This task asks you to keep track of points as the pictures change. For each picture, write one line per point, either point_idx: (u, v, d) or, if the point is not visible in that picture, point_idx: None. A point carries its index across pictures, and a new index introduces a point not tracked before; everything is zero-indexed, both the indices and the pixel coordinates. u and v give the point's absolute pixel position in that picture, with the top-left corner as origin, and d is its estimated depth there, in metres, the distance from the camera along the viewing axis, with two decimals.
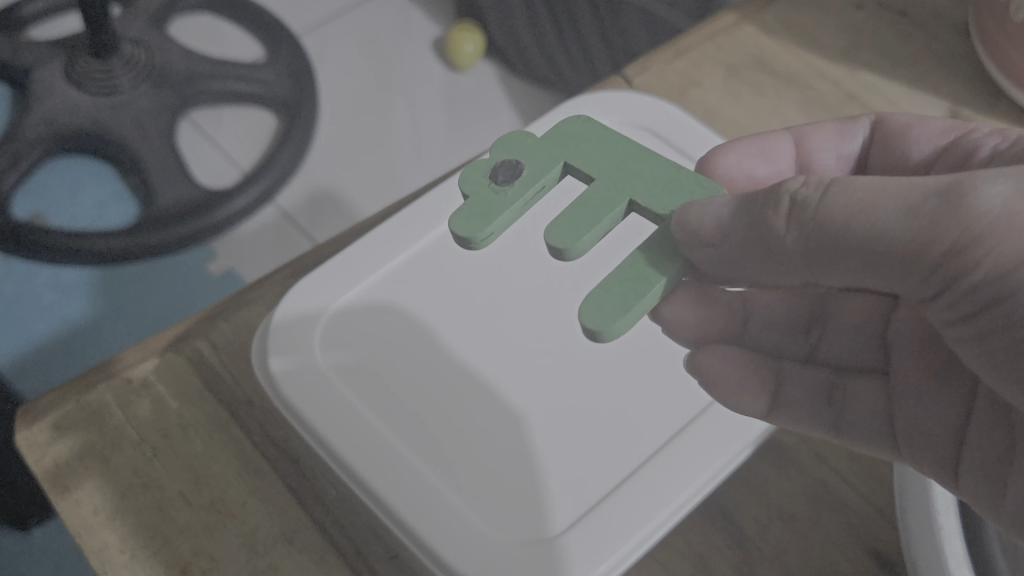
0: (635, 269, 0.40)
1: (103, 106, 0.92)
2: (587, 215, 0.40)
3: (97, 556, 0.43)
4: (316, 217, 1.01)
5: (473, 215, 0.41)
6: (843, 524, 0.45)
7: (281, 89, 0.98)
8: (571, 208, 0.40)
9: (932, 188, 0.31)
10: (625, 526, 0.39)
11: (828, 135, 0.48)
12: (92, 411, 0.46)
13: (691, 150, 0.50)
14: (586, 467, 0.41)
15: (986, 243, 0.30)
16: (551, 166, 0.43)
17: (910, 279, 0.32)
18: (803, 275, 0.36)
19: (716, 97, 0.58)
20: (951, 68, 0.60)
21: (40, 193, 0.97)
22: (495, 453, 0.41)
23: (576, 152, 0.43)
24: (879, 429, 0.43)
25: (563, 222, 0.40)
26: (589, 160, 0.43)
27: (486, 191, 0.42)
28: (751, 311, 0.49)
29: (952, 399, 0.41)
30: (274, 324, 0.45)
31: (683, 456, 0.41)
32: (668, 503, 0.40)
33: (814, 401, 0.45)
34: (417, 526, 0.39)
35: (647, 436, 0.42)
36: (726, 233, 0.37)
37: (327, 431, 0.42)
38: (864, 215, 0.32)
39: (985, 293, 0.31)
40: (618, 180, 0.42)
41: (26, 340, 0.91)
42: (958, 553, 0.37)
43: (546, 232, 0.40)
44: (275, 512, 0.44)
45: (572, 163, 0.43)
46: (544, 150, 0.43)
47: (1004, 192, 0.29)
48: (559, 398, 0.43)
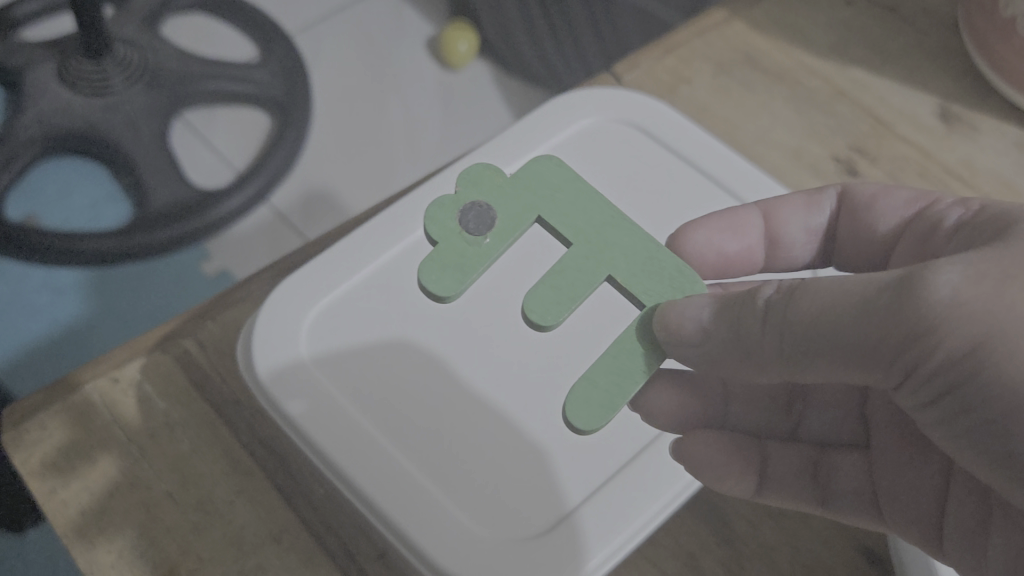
0: (618, 356, 0.43)
1: (96, 106, 0.91)
2: (566, 293, 0.44)
3: (84, 557, 0.42)
4: (311, 217, 1.01)
5: (447, 273, 0.44)
6: (832, 520, 0.45)
7: (273, 88, 0.99)
8: (549, 280, 0.44)
9: (886, 284, 0.31)
10: (618, 520, 0.40)
11: (795, 208, 0.48)
12: (79, 412, 0.46)
13: (682, 151, 0.50)
14: (576, 467, 0.41)
15: (938, 333, 0.30)
16: (523, 220, 0.46)
17: (874, 367, 0.32)
18: (779, 374, 0.36)
19: (706, 94, 0.58)
20: (941, 65, 0.60)
21: (30, 193, 0.96)
22: (485, 453, 0.41)
23: (550, 206, 0.46)
24: (862, 501, 0.43)
25: (542, 298, 0.44)
26: (563, 218, 0.46)
27: (459, 243, 0.45)
28: (730, 395, 0.48)
29: (926, 472, 0.41)
30: (261, 316, 0.43)
31: (665, 461, 0.42)
32: (645, 511, 0.40)
33: (800, 479, 0.44)
34: (410, 530, 0.39)
35: (632, 438, 0.43)
36: (704, 335, 0.39)
37: (315, 431, 0.40)
38: (827, 317, 0.33)
39: (947, 377, 0.31)
40: (597, 252, 0.45)
41: (18, 342, 0.90)
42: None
43: (529, 305, 0.44)
44: (264, 512, 0.44)
45: (546, 218, 0.46)
46: (516, 197, 0.46)
47: (953, 280, 0.30)
48: (544, 405, 0.42)
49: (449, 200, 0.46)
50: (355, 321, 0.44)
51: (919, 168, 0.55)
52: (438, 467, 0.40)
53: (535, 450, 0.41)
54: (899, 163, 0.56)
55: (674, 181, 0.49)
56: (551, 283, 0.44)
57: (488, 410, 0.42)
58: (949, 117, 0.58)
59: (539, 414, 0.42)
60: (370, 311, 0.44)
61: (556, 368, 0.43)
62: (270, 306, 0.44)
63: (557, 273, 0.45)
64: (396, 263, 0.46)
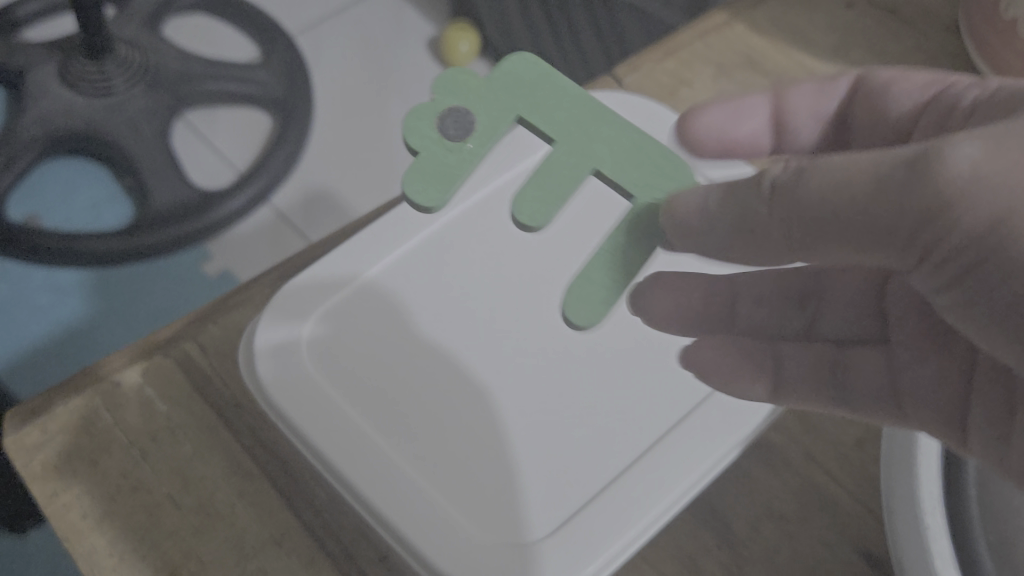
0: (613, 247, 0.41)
1: (98, 107, 0.91)
2: (556, 188, 0.41)
3: (86, 560, 0.42)
4: (310, 217, 1.00)
5: (432, 180, 0.40)
6: (834, 524, 0.43)
7: (275, 88, 0.99)
8: (536, 176, 0.41)
9: (901, 158, 0.28)
10: (625, 520, 0.38)
11: (804, 93, 0.47)
12: (80, 414, 0.46)
13: (683, 148, 0.49)
14: (585, 476, 0.40)
15: (957, 209, 0.27)
16: (504, 121, 0.41)
17: (890, 246, 0.29)
18: (791, 255, 0.33)
19: (706, 96, 0.58)
20: (941, 65, 0.60)
21: (33, 195, 0.96)
22: (491, 467, 0.40)
23: (531, 104, 0.42)
24: (882, 396, 0.40)
25: (530, 197, 0.41)
26: (546, 117, 0.42)
27: (438, 150, 0.41)
28: (738, 292, 0.46)
29: (953, 365, 0.37)
30: (267, 319, 0.43)
31: (687, 446, 0.40)
32: (668, 492, 0.39)
33: (816, 379, 0.42)
34: (404, 530, 0.37)
35: (644, 431, 0.41)
36: (710, 221, 0.35)
37: (313, 433, 0.39)
38: (851, 183, 0.29)
39: (969, 253, 0.27)
40: (583, 147, 0.42)
41: (19, 342, 0.90)
42: (932, 497, 0.35)
43: (518, 211, 0.41)
44: (263, 514, 0.44)
45: (527, 117, 0.42)
46: (496, 98, 0.41)
47: (974, 152, 0.26)
48: (556, 415, 0.41)
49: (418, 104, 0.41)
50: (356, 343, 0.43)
51: None
52: (437, 474, 0.39)
53: (544, 459, 0.40)
54: None
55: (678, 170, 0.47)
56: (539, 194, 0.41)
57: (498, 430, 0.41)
58: None
59: (553, 421, 0.41)
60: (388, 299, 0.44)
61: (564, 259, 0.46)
62: (279, 303, 0.43)
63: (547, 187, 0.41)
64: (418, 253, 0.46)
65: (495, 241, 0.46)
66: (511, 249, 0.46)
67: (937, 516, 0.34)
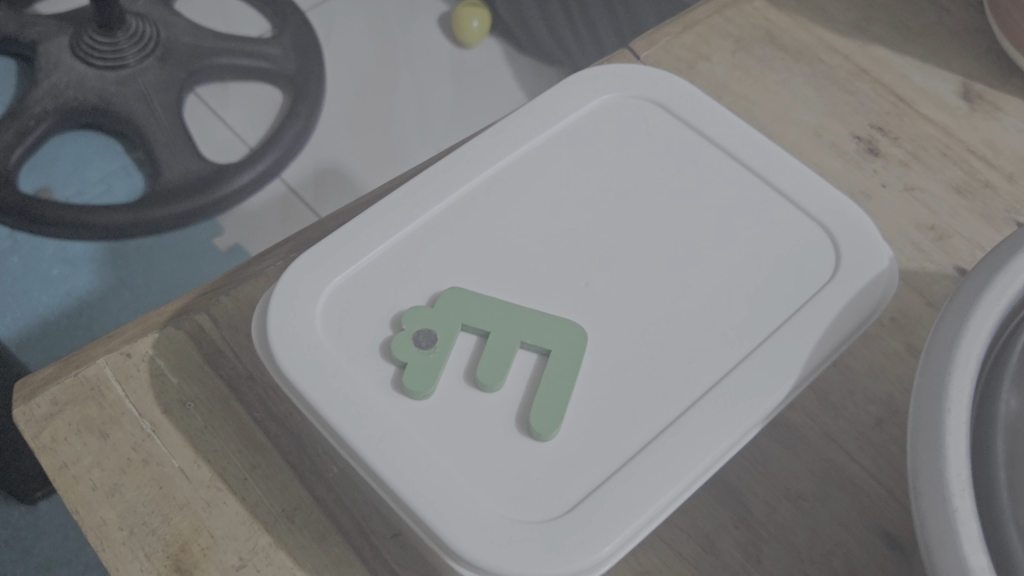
0: (571, 345, 0.39)
1: (109, 80, 0.91)
2: (502, 316, 0.40)
3: (95, 533, 0.42)
4: (323, 194, 1.00)
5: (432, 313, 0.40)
6: (852, 504, 0.43)
7: (286, 63, 0.97)
8: (492, 307, 0.40)
9: None
10: (649, 490, 0.35)
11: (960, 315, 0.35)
12: (91, 385, 0.46)
13: (698, 122, 0.47)
14: (614, 437, 0.37)
15: None
16: (513, 307, 0.40)
17: None
18: None
19: (725, 71, 0.57)
20: (962, 42, 0.59)
21: (45, 166, 0.96)
22: (513, 429, 0.37)
23: (537, 325, 0.40)
24: None
25: (472, 308, 0.40)
26: (547, 330, 0.39)
27: (450, 306, 0.40)
28: None
29: None
30: (289, 272, 0.41)
31: (724, 404, 0.37)
32: (698, 461, 0.36)
33: None
34: (413, 499, 0.35)
35: (686, 388, 0.38)
36: None
37: (316, 396, 0.37)
38: None
39: None
40: (561, 324, 0.40)
41: (31, 313, 0.91)
42: (961, 480, 0.28)
43: (446, 294, 0.40)
44: (275, 489, 0.44)
45: (530, 341, 0.39)
46: (518, 309, 0.40)
47: None
48: (606, 363, 0.39)
49: (464, 289, 0.41)
50: (369, 312, 0.40)
51: (941, 148, 0.54)
52: (455, 447, 0.36)
53: (574, 418, 0.37)
54: (921, 143, 0.54)
55: (692, 153, 0.46)
56: (500, 342, 0.39)
57: (522, 403, 0.38)
58: (972, 96, 0.56)
59: (601, 365, 0.39)
60: (404, 268, 0.42)
61: (683, 169, 0.45)
62: (286, 276, 0.41)
63: (500, 338, 0.39)
64: (500, 176, 0.45)
65: (512, 208, 0.44)
66: (530, 215, 0.43)
67: (967, 497, 0.28)
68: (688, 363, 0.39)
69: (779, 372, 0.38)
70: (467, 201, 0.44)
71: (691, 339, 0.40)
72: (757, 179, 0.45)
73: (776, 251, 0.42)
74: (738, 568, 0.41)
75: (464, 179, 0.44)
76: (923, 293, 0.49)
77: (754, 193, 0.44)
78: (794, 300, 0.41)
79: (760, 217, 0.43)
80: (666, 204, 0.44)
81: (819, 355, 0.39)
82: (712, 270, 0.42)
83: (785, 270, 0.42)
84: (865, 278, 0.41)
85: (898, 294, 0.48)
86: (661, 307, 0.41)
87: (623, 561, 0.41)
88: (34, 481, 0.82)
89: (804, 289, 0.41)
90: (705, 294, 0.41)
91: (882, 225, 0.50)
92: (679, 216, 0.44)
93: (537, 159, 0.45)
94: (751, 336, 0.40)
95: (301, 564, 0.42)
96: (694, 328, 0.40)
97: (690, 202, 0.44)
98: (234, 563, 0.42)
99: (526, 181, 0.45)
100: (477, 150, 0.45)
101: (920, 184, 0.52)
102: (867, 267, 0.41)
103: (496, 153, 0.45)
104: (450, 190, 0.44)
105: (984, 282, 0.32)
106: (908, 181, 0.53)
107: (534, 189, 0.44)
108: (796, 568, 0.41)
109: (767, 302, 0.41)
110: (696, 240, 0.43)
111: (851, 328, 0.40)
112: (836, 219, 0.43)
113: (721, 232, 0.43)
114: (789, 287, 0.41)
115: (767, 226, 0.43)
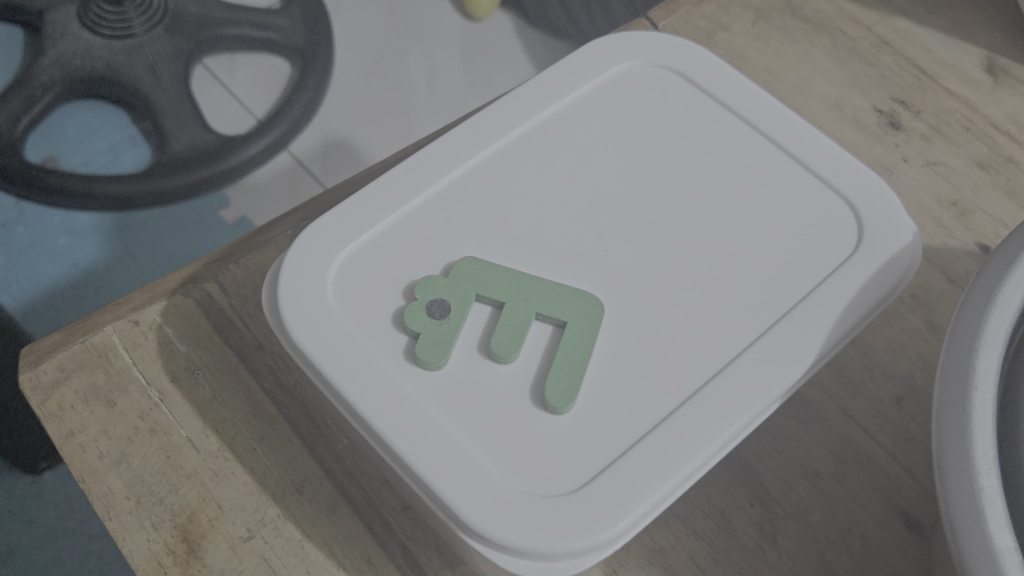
0: (587, 319, 0.38)
1: (117, 49, 0.90)
2: (517, 287, 0.39)
3: (102, 502, 0.42)
4: (330, 166, 0.99)
5: (445, 284, 0.39)
6: (869, 482, 0.43)
7: (295, 36, 0.94)
8: (507, 278, 0.40)
9: None
10: (665, 466, 0.34)
11: None
12: (98, 353, 0.46)
13: (720, 93, 0.46)
14: (629, 412, 0.36)
15: None
16: (528, 278, 0.39)
17: None
18: None
19: (744, 41, 0.57)
20: (987, 16, 0.58)
21: (52, 135, 0.96)
22: (526, 400, 0.37)
23: (551, 297, 0.39)
24: None
25: (487, 279, 0.39)
26: (562, 302, 0.39)
27: (463, 278, 0.39)
28: None
29: None
30: (301, 239, 0.40)
31: (744, 380, 0.36)
32: (717, 437, 0.35)
33: None
34: (423, 471, 0.34)
35: (704, 363, 0.37)
36: None
37: (327, 362, 0.36)
38: None
39: None
40: (574, 297, 0.39)
41: (37, 284, 0.91)
42: (988, 457, 0.27)
43: (462, 263, 0.40)
44: (283, 460, 0.44)
45: (545, 313, 0.39)
46: (532, 282, 0.39)
47: None
48: (622, 336, 0.38)
49: (479, 261, 0.40)
50: (382, 282, 0.40)
51: (964, 122, 0.53)
52: (467, 418, 0.36)
53: (590, 392, 0.37)
54: (943, 117, 0.53)
55: (711, 125, 0.45)
56: (516, 313, 0.38)
57: (537, 375, 0.37)
58: (996, 70, 0.55)
59: (616, 338, 0.38)
60: (417, 237, 0.41)
61: (703, 141, 0.44)
62: (296, 246, 0.40)
63: (515, 309, 0.39)
64: (515, 145, 0.44)
65: (528, 177, 0.43)
66: (545, 185, 0.43)
67: (994, 474, 0.27)
68: (703, 337, 0.38)
69: (799, 349, 0.37)
70: (482, 170, 0.43)
71: (709, 312, 0.39)
72: (778, 152, 0.44)
73: (796, 223, 0.42)
74: (754, 546, 0.41)
75: (479, 148, 0.43)
76: (945, 270, 0.48)
77: (774, 166, 0.43)
78: (813, 273, 0.40)
79: (779, 188, 0.43)
80: (683, 173, 0.43)
81: (840, 331, 0.38)
82: (730, 242, 0.41)
83: (804, 241, 0.41)
84: (888, 252, 0.40)
85: (920, 271, 0.48)
86: (678, 280, 0.40)
87: (637, 538, 0.42)
88: (40, 451, 0.82)
89: (825, 264, 0.40)
90: (724, 267, 0.40)
91: (903, 200, 0.50)
92: (697, 188, 0.43)
93: (553, 128, 0.45)
94: (770, 310, 0.39)
95: (310, 536, 0.42)
96: (712, 301, 0.39)
97: (707, 173, 0.43)
98: (242, 535, 0.42)
99: (542, 150, 0.44)
100: (492, 118, 0.44)
101: (942, 159, 0.52)
102: (890, 243, 0.40)
103: (511, 122, 0.44)
104: (463, 159, 0.43)
105: (1014, 256, 0.31)
106: (930, 155, 0.52)
107: (549, 158, 0.44)
108: (813, 547, 0.41)
109: (786, 275, 0.40)
110: (713, 212, 0.42)
111: (871, 304, 0.39)
112: (860, 192, 0.42)
113: (739, 205, 0.42)
114: (808, 260, 0.40)
115: (786, 197, 0.42)
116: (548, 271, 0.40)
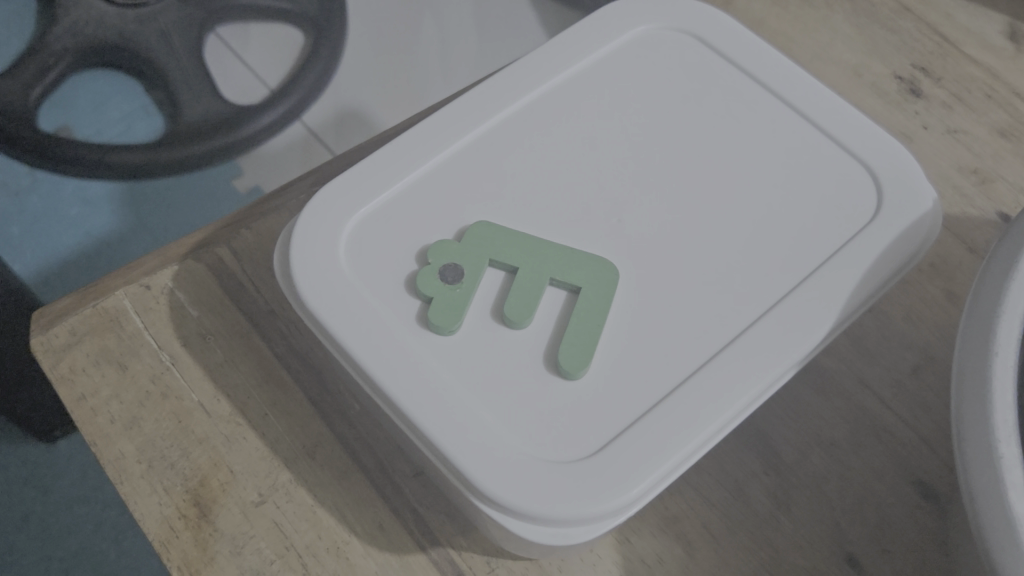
0: (601, 285, 0.38)
1: (130, 18, 0.89)
2: (533, 251, 0.39)
3: (113, 466, 0.42)
4: (343, 135, 0.99)
5: (458, 249, 0.38)
6: (887, 452, 0.42)
7: (309, 5, 0.93)
8: (521, 242, 0.39)
9: None
10: (681, 431, 0.34)
11: None
12: (110, 317, 0.46)
13: (738, 57, 0.45)
14: (643, 378, 0.36)
15: None
16: (542, 245, 0.39)
17: None
18: None
19: (762, 8, 0.57)
20: None
21: (67, 106, 0.97)
22: (539, 366, 0.36)
23: (564, 262, 0.39)
24: None
25: (503, 242, 0.39)
26: (575, 267, 0.38)
27: (477, 245, 0.39)
28: None
29: None
30: (314, 201, 0.40)
31: (762, 348, 0.36)
32: (734, 403, 0.35)
33: None
34: (435, 437, 0.34)
35: (720, 331, 0.37)
36: None
37: (339, 327, 0.36)
38: None
39: None
40: (587, 263, 0.38)
41: (52, 253, 0.93)
42: (1008, 425, 0.27)
43: (477, 228, 0.39)
44: (296, 426, 0.44)
45: (559, 279, 0.38)
46: (546, 248, 0.39)
47: None
48: (637, 303, 0.38)
49: (494, 226, 0.39)
50: (393, 246, 0.39)
51: (985, 90, 0.52)
52: (480, 382, 0.36)
53: (603, 360, 0.36)
54: (965, 84, 0.53)
55: (731, 91, 0.44)
56: (529, 278, 0.38)
57: (550, 340, 0.37)
58: (1019, 37, 0.54)
59: (630, 306, 0.38)
60: (430, 202, 0.41)
61: (722, 108, 0.44)
62: (309, 210, 0.40)
63: (528, 274, 0.38)
64: (528, 112, 0.43)
65: (542, 144, 0.42)
66: (560, 150, 0.42)
67: (1014, 443, 0.27)
68: (720, 305, 0.38)
69: (816, 317, 0.37)
70: (495, 135, 0.43)
71: (725, 279, 0.38)
72: (798, 118, 0.43)
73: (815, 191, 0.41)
74: (767, 514, 0.41)
75: (492, 114, 0.43)
76: (964, 239, 0.48)
77: (794, 132, 0.43)
78: (831, 241, 0.39)
79: (798, 154, 0.42)
80: (700, 139, 0.43)
81: (857, 299, 0.37)
82: (747, 209, 0.40)
83: (824, 209, 0.40)
84: (908, 218, 0.40)
85: (940, 240, 0.48)
86: (694, 247, 0.39)
87: (650, 505, 0.42)
88: (55, 419, 0.82)
89: (845, 229, 0.40)
90: (741, 235, 0.40)
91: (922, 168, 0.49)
92: (714, 154, 0.42)
93: (568, 94, 0.44)
94: (786, 278, 0.38)
95: (322, 501, 0.42)
96: (728, 269, 0.39)
97: (724, 140, 0.43)
98: (254, 499, 0.42)
99: (556, 117, 0.43)
100: (505, 85, 0.44)
101: (963, 127, 0.51)
102: (911, 210, 0.40)
103: (526, 87, 0.44)
104: (475, 125, 0.42)
105: None
106: (951, 123, 0.51)
107: (564, 124, 0.43)
108: (827, 516, 0.41)
109: (806, 241, 0.39)
110: (730, 179, 0.41)
111: (891, 271, 0.39)
112: (882, 161, 0.41)
113: (757, 172, 0.42)
114: (827, 227, 0.40)
115: (807, 163, 0.42)
116: (562, 236, 0.40)
